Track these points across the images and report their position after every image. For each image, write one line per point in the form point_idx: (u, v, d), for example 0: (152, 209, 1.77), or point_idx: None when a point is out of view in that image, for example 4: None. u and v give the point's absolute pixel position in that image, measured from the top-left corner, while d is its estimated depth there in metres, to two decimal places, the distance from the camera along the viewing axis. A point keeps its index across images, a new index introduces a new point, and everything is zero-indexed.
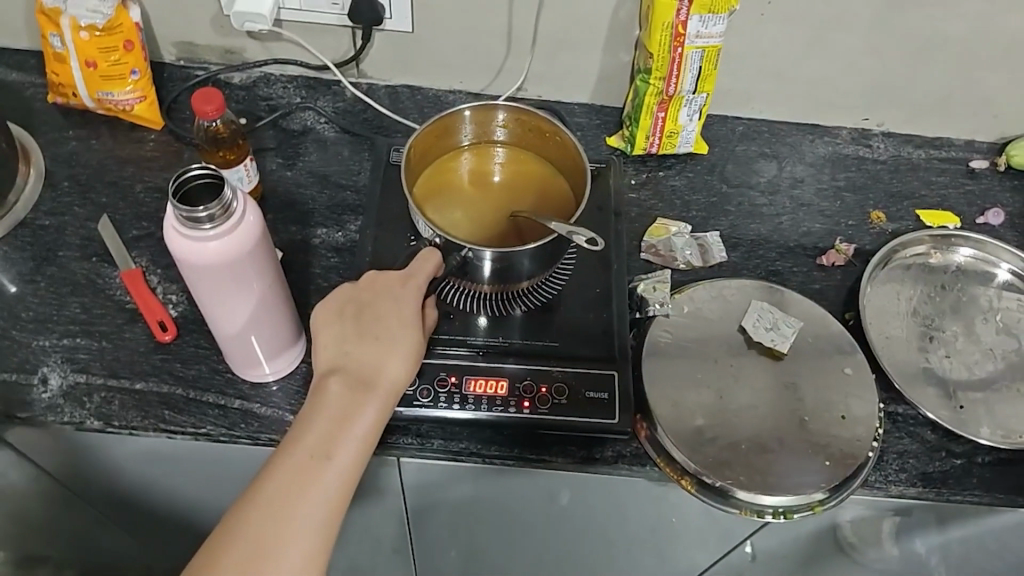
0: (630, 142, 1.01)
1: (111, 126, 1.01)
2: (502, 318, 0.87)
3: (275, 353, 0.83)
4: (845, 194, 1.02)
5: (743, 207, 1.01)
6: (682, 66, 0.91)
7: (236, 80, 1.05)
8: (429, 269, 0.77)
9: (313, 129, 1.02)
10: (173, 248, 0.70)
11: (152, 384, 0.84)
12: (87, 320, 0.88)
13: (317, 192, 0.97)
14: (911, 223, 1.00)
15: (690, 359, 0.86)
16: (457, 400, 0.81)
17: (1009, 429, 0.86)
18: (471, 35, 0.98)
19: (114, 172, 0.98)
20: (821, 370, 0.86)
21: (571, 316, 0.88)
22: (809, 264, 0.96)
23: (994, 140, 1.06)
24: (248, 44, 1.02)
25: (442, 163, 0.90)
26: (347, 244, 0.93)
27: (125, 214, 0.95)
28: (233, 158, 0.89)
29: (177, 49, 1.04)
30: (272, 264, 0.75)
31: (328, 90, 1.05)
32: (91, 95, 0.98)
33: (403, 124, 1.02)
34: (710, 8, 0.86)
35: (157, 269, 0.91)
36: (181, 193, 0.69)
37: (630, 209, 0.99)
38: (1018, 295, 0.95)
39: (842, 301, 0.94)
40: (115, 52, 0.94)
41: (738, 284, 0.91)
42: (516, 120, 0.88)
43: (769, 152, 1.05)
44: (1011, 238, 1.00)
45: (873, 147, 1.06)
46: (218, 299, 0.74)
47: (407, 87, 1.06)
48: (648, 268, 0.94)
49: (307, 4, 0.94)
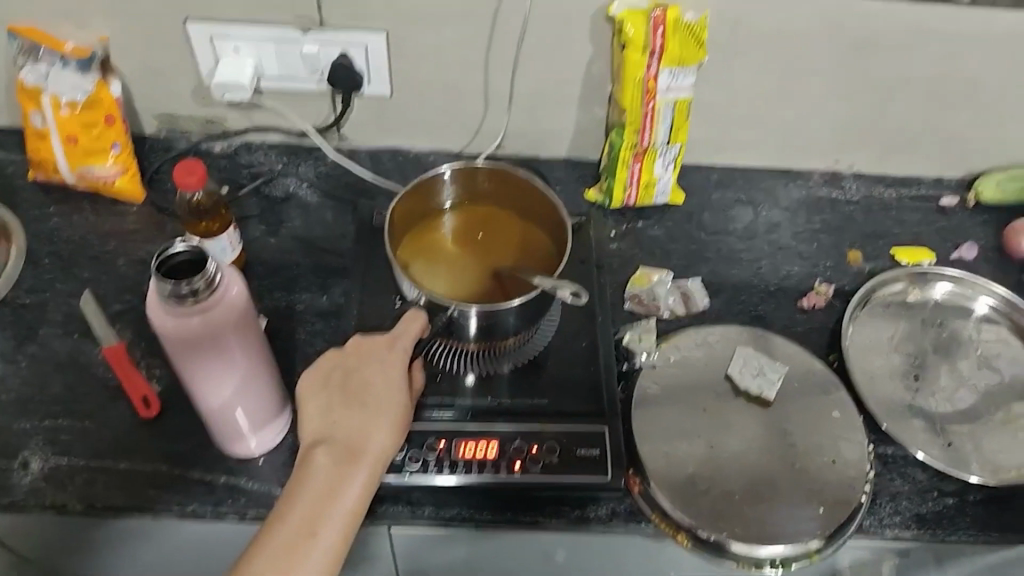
0: (609, 194, 1.03)
1: (93, 201, 1.02)
2: (490, 377, 0.87)
3: (262, 424, 0.81)
4: (821, 236, 1.05)
5: (722, 254, 1.02)
6: (655, 119, 0.94)
7: (218, 150, 1.06)
8: (416, 329, 0.78)
9: (296, 195, 1.03)
10: (158, 325, 0.70)
11: (136, 463, 0.82)
12: (69, 398, 0.86)
13: (301, 257, 0.97)
14: (886, 262, 1.02)
15: (680, 408, 0.86)
16: (447, 465, 0.80)
17: (998, 464, 0.86)
18: (449, 96, 1.00)
19: (96, 246, 0.98)
20: (811, 411, 0.87)
21: (559, 373, 0.88)
22: (791, 306, 0.98)
23: (963, 175, 1.09)
24: (228, 113, 1.03)
25: (425, 224, 0.91)
26: (332, 308, 0.93)
27: (107, 289, 0.94)
28: (216, 228, 0.89)
29: (158, 121, 1.05)
30: (256, 334, 0.76)
31: (310, 156, 1.07)
32: (73, 170, 0.98)
33: (385, 186, 1.04)
34: (679, 62, 0.89)
35: (140, 344, 0.90)
36: (165, 269, 0.69)
37: (612, 261, 1.00)
38: (997, 328, 0.97)
39: (825, 343, 0.95)
40: (97, 127, 0.94)
41: (722, 330, 0.92)
42: (496, 179, 0.89)
43: (745, 198, 1.08)
44: (984, 272, 1.02)
45: (845, 189, 1.09)
46: (203, 373, 0.74)
47: (388, 149, 1.07)
48: (634, 318, 0.95)
49: (288, 72, 0.96)
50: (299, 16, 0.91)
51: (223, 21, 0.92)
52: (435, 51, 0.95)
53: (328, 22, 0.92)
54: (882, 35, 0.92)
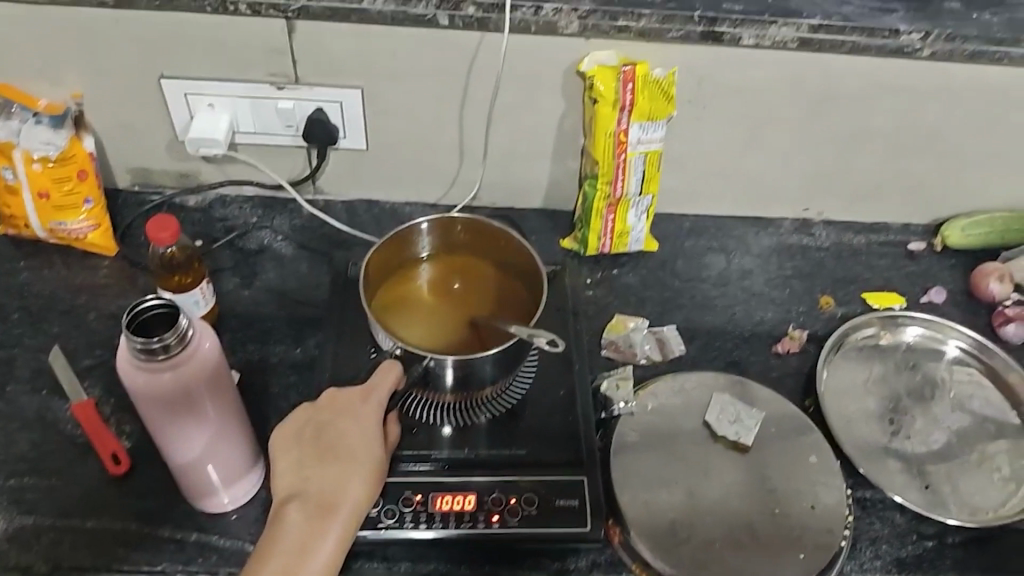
0: (583, 243, 1.04)
1: (64, 254, 1.01)
2: (466, 427, 0.86)
3: (233, 479, 0.80)
4: (793, 282, 1.06)
5: (697, 300, 1.03)
6: (627, 171, 0.96)
7: (192, 203, 1.06)
8: (391, 379, 0.77)
9: (270, 247, 1.03)
10: (128, 380, 0.69)
11: (104, 521, 0.80)
12: (36, 456, 0.84)
13: (275, 310, 0.97)
14: (858, 306, 1.04)
15: (659, 455, 0.86)
16: (424, 519, 0.79)
17: (974, 506, 0.87)
18: (424, 149, 1.01)
19: (66, 300, 0.96)
20: (788, 457, 0.87)
21: (536, 421, 0.87)
22: (765, 352, 0.99)
23: (929, 222, 1.12)
24: (202, 167, 1.03)
25: (401, 275, 0.91)
26: (307, 361, 0.92)
27: (77, 344, 0.93)
28: (188, 282, 0.89)
29: (132, 175, 1.05)
30: (228, 388, 0.75)
31: (284, 209, 1.07)
32: (44, 225, 0.98)
33: (360, 237, 1.04)
34: (649, 115, 0.91)
35: (110, 399, 0.89)
36: (136, 324, 0.68)
37: (588, 309, 1.01)
38: (968, 370, 0.98)
39: (800, 389, 0.96)
40: (69, 182, 0.94)
41: (698, 377, 0.93)
42: (472, 230, 0.90)
43: (717, 245, 1.09)
44: (954, 315, 1.04)
45: (815, 235, 1.11)
46: (173, 428, 0.73)
47: (363, 201, 1.08)
48: (610, 366, 0.95)
49: (262, 127, 0.97)
50: (273, 72, 0.92)
51: (197, 78, 0.92)
52: (409, 105, 0.96)
53: (303, 78, 0.93)
54: (846, 87, 0.94)
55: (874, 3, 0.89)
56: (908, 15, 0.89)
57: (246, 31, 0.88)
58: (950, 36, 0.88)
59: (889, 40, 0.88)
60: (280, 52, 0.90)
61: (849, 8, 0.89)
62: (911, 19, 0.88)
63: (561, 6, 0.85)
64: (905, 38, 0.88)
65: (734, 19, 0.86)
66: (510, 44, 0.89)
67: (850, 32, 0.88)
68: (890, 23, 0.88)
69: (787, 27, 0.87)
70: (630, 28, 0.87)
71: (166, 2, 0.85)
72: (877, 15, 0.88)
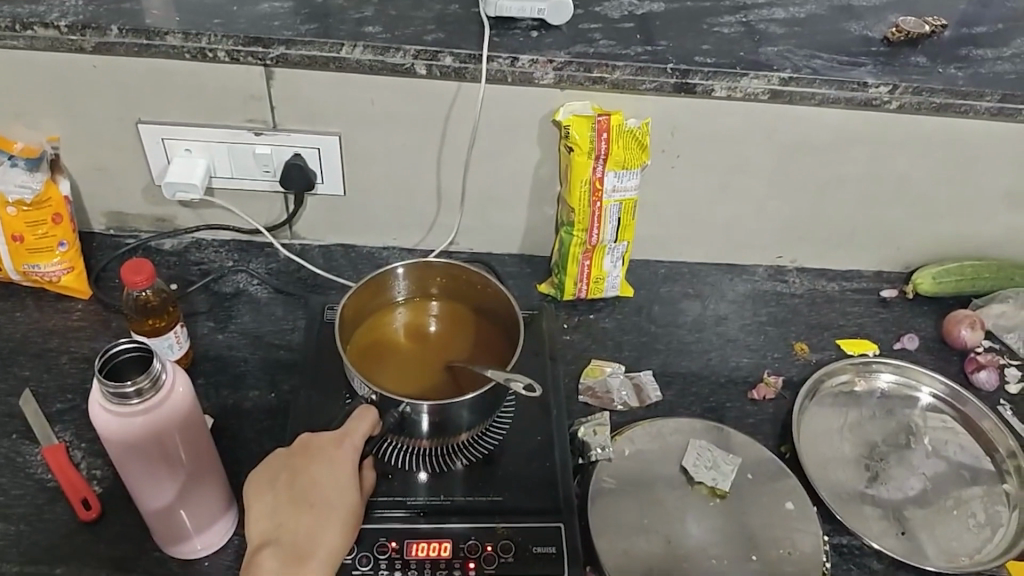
0: (559, 289, 1.05)
1: (38, 297, 1.00)
2: (443, 473, 0.85)
3: (206, 525, 0.79)
4: (768, 328, 1.07)
5: (672, 345, 1.03)
6: (602, 219, 0.97)
7: (168, 246, 1.06)
8: (365, 427, 0.76)
9: (246, 291, 1.02)
10: (99, 425, 0.68)
11: (71, 568, 0.78)
12: (3, 502, 0.82)
13: (250, 353, 0.96)
14: (833, 352, 1.04)
15: (637, 502, 0.86)
16: (398, 567, 0.77)
17: (952, 553, 0.87)
18: (401, 195, 1.01)
19: (39, 343, 0.95)
20: (764, 503, 0.86)
21: (513, 468, 0.86)
22: (741, 397, 0.99)
23: (900, 270, 1.13)
24: (180, 211, 1.03)
25: (376, 319, 0.90)
26: (281, 405, 0.91)
27: (48, 387, 0.91)
28: (163, 325, 0.88)
29: (107, 218, 1.04)
30: (202, 433, 0.74)
31: (261, 253, 1.07)
32: (17, 267, 0.97)
33: (337, 281, 1.04)
34: (624, 164, 0.93)
35: (81, 444, 0.87)
36: (108, 368, 0.67)
37: (565, 353, 1.01)
38: (942, 417, 0.99)
39: (777, 434, 0.95)
40: (43, 225, 0.94)
41: (676, 422, 0.92)
42: (451, 276, 0.90)
43: (693, 292, 1.10)
44: (927, 361, 1.05)
45: (789, 282, 1.12)
46: (145, 474, 0.72)
47: (340, 246, 1.08)
48: (587, 411, 0.95)
49: (240, 172, 0.97)
50: (251, 118, 0.93)
51: (175, 124, 0.93)
52: (386, 152, 0.97)
53: (281, 124, 0.93)
54: (817, 138, 0.96)
55: (842, 57, 0.92)
56: (876, 69, 0.91)
57: (225, 78, 0.89)
58: (918, 90, 0.90)
59: (857, 92, 0.90)
60: (258, 98, 0.91)
61: (819, 61, 0.91)
62: (877, 72, 0.91)
63: (536, 58, 0.86)
64: (873, 91, 0.90)
65: (706, 72, 0.88)
66: (487, 94, 0.91)
67: (821, 84, 0.90)
68: (858, 76, 0.90)
69: (758, 80, 0.89)
70: (604, 79, 0.88)
71: (146, 49, 0.86)
72: (845, 69, 0.90)
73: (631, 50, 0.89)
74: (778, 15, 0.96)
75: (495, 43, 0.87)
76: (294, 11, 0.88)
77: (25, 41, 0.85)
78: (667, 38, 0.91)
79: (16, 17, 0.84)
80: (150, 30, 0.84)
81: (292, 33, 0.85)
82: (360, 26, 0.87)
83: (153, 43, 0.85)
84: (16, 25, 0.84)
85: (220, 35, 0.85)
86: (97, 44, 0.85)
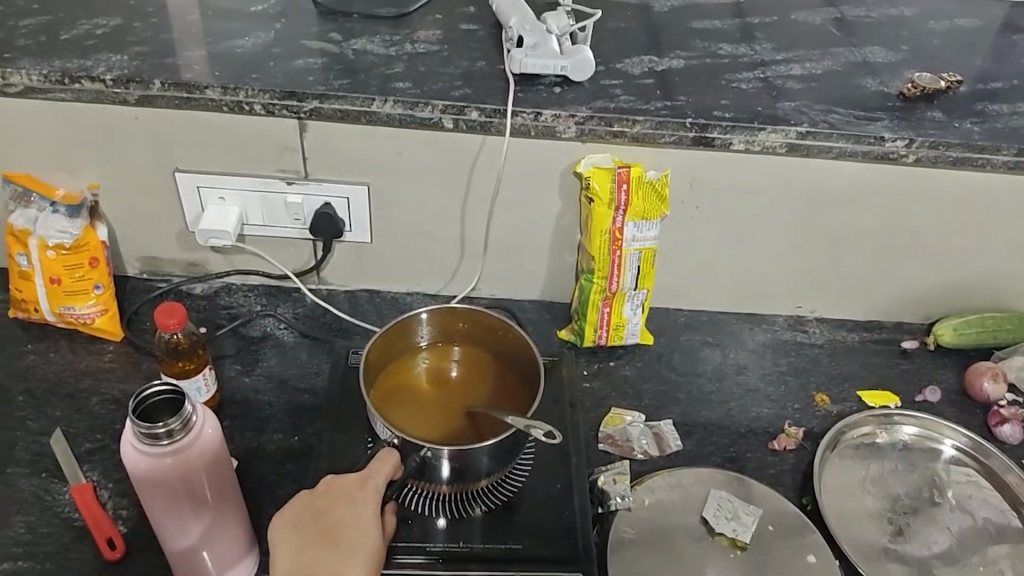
0: (579, 336, 1.06)
1: (71, 339, 1.02)
2: (462, 520, 0.85)
3: (227, 567, 0.79)
4: (788, 378, 1.07)
5: (692, 394, 1.04)
6: (622, 267, 0.98)
7: (198, 291, 1.08)
8: (388, 468, 0.77)
9: (273, 335, 1.04)
10: (130, 464, 0.70)
11: None
12: (31, 540, 0.83)
13: (275, 397, 0.98)
14: (854, 404, 1.04)
15: (656, 552, 0.86)
16: None
17: None
18: (425, 243, 1.04)
19: (71, 384, 0.97)
20: (785, 556, 0.86)
21: (532, 515, 0.86)
22: (762, 448, 0.99)
23: (921, 321, 1.14)
24: (211, 257, 1.06)
25: (400, 363, 0.92)
26: (304, 448, 0.93)
27: (78, 427, 0.93)
28: (192, 367, 0.90)
29: (141, 263, 1.08)
30: (228, 473, 0.75)
31: (288, 297, 1.09)
32: (53, 309, 1.00)
33: (361, 326, 1.06)
34: (643, 215, 0.95)
35: (108, 483, 0.88)
36: (141, 409, 0.69)
37: (585, 400, 1.02)
38: (965, 470, 0.98)
39: (797, 486, 0.95)
40: (80, 268, 0.97)
41: (696, 472, 0.93)
42: (472, 321, 0.91)
43: (713, 340, 1.10)
44: (949, 413, 1.04)
45: (809, 332, 1.12)
46: (172, 513, 0.73)
47: (366, 292, 1.10)
48: (607, 458, 0.95)
49: (270, 220, 1.00)
50: (283, 168, 0.96)
51: (210, 173, 0.96)
52: (413, 201, 0.99)
53: (312, 174, 0.96)
54: (834, 190, 0.98)
55: (858, 112, 0.94)
56: (892, 124, 0.93)
57: (260, 129, 0.92)
58: (934, 144, 0.92)
59: (874, 146, 0.92)
60: (291, 149, 0.94)
61: (835, 116, 0.93)
62: (893, 127, 0.92)
63: (559, 112, 0.89)
64: (890, 145, 0.92)
65: (724, 126, 0.90)
66: (511, 146, 0.93)
67: (837, 139, 0.91)
68: (874, 131, 0.91)
69: (776, 134, 0.91)
70: (625, 133, 0.91)
71: (185, 101, 0.90)
72: (861, 124, 0.92)
73: (651, 105, 0.92)
74: (795, 71, 0.99)
75: (520, 98, 0.90)
76: (327, 66, 0.92)
77: (72, 93, 0.90)
78: (686, 93, 0.94)
79: (65, 71, 0.88)
80: (190, 84, 0.88)
81: (325, 88, 0.89)
82: (389, 81, 0.91)
83: (193, 96, 0.89)
84: (65, 79, 0.88)
85: (257, 90, 0.88)
86: (139, 96, 0.89)
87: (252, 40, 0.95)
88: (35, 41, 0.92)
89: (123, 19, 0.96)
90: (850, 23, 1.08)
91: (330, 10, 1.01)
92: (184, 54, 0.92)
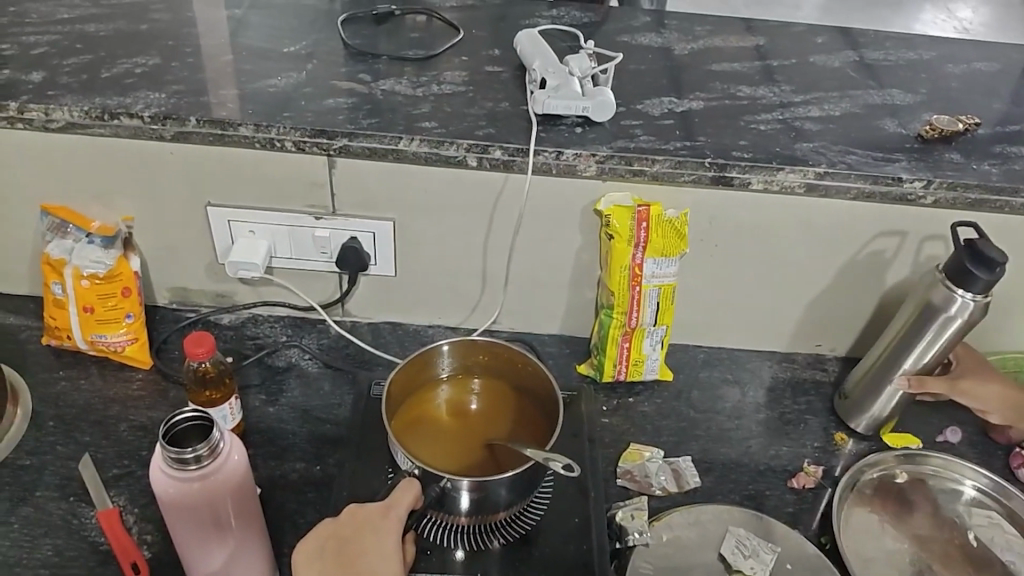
0: (598, 370, 1.07)
1: (101, 366, 1.05)
2: (480, 552, 0.85)
3: None
4: (808, 417, 1.07)
5: (711, 431, 1.04)
6: (641, 304, 0.99)
7: (226, 321, 1.11)
8: (408, 498, 0.78)
9: (298, 365, 1.06)
10: (157, 488, 0.71)
11: None
12: (57, 563, 0.85)
13: (298, 427, 0.99)
14: (874, 443, 1.04)
15: None
16: None
17: None
18: (448, 276, 1.06)
19: (100, 411, 1.00)
20: None
21: (549, 549, 0.86)
22: (781, 486, 0.99)
23: None
24: (239, 288, 1.09)
25: (421, 395, 0.93)
26: (324, 478, 0.94)
27: (106, 453, 0.95)
28: (219, 396, 0.92)
29: (171, 293, 1.11)
30: (252, 499, 0.77)
31: (314, 329, 1.11)
32: (85, 337, 1.03)
33: (383, 357, 1.07)
34: (662, 252, 0.96)
35: (134, 508, 0.90)
36: (171, 435, 0.71)
37: (605, 434, 1.02)
38: (988, 513, 0.97)
39: (817, 525, 0.95)
40: (113, 298, 0.99)
41: (714, 509, 0.93)
42: (492, 353, 0.92)
43: (732, 378, 1.11)
44: (970, 455, 1.04)
45: (829, 370, 1.12)
46: (196, 538, 0.75)
47: (389, 323, 1.12)
48: (625, 494, 0.95)
49: (299, 253, 1.03)
50: (312, 204, 0.99)
51: (240, 207, 0.99)
52: (436, 236, 1.01)
53: (340, 210, 0.99)
54: (852, 230, 0.99)
55: (877, 154, 0.95)
56: (910, 165, 0.94)
57: (290, 165, 0.95)
58: (952, 185, 0.93)
59: (892, 187, 0.93)
60: (320, 185, 0.97)
61: (853, 157, 0.94)
62: (912, 168, 0.94)
63: (580, 151, 0.91)
64: (908, 186, 0.93)
65: (743, 166, 0.92)
66: (532, 183, 0.95)
67: (855, 179, 0.93)
68: (892, 172, 0.93)
69: (794, 174, 0.92)
70: (644, 173, 0.93)
71: (219, 138, 0.93)
72: (879, 164, 0.94)
73: (671, 145, 0.94)
74: (813, 113, 1.01)
75: (542, 137, 0.93)
76: (355, 106, 0.95)
77: (110, 129, 0.93)
78: (706, 134, 0.96)
79: (104, 108, 0.92)
80: (224, 121, 0.91)
81: (355, 126, 0.92)
82: (416, 121, 0.94)
83: (227, 133, 0.92)
84: (105, 115, 0.92)
85: (288, 128, 0.91)
86: (175, 132, 0.93)
87: (285, 80, 0.98)
88: (77, 79, 0.96)
89: (161, 59, 1.00)
90: (869, 66, 1.10)
91: (360, 51, 1.04)
92: (218, 93, 0.95)
